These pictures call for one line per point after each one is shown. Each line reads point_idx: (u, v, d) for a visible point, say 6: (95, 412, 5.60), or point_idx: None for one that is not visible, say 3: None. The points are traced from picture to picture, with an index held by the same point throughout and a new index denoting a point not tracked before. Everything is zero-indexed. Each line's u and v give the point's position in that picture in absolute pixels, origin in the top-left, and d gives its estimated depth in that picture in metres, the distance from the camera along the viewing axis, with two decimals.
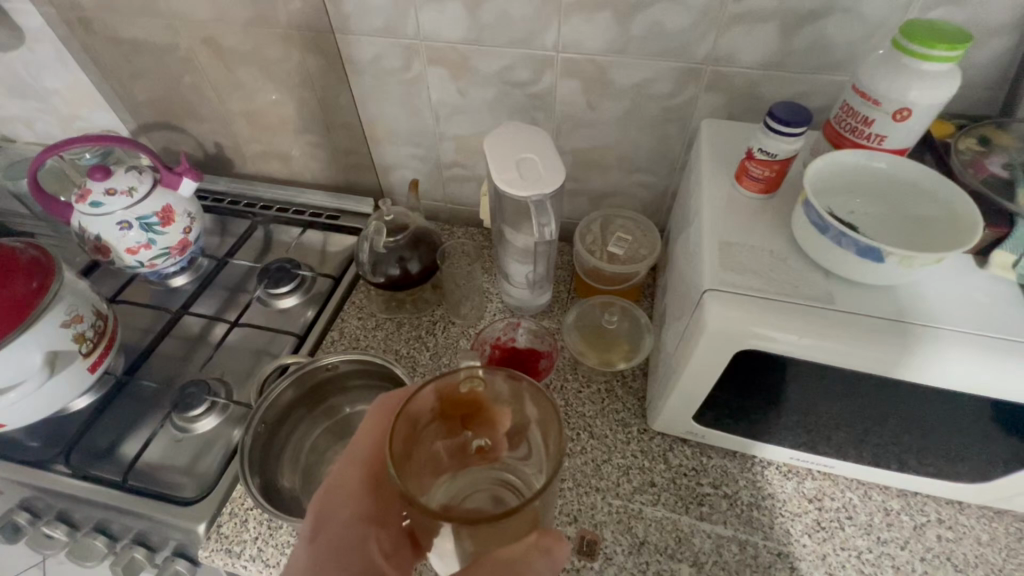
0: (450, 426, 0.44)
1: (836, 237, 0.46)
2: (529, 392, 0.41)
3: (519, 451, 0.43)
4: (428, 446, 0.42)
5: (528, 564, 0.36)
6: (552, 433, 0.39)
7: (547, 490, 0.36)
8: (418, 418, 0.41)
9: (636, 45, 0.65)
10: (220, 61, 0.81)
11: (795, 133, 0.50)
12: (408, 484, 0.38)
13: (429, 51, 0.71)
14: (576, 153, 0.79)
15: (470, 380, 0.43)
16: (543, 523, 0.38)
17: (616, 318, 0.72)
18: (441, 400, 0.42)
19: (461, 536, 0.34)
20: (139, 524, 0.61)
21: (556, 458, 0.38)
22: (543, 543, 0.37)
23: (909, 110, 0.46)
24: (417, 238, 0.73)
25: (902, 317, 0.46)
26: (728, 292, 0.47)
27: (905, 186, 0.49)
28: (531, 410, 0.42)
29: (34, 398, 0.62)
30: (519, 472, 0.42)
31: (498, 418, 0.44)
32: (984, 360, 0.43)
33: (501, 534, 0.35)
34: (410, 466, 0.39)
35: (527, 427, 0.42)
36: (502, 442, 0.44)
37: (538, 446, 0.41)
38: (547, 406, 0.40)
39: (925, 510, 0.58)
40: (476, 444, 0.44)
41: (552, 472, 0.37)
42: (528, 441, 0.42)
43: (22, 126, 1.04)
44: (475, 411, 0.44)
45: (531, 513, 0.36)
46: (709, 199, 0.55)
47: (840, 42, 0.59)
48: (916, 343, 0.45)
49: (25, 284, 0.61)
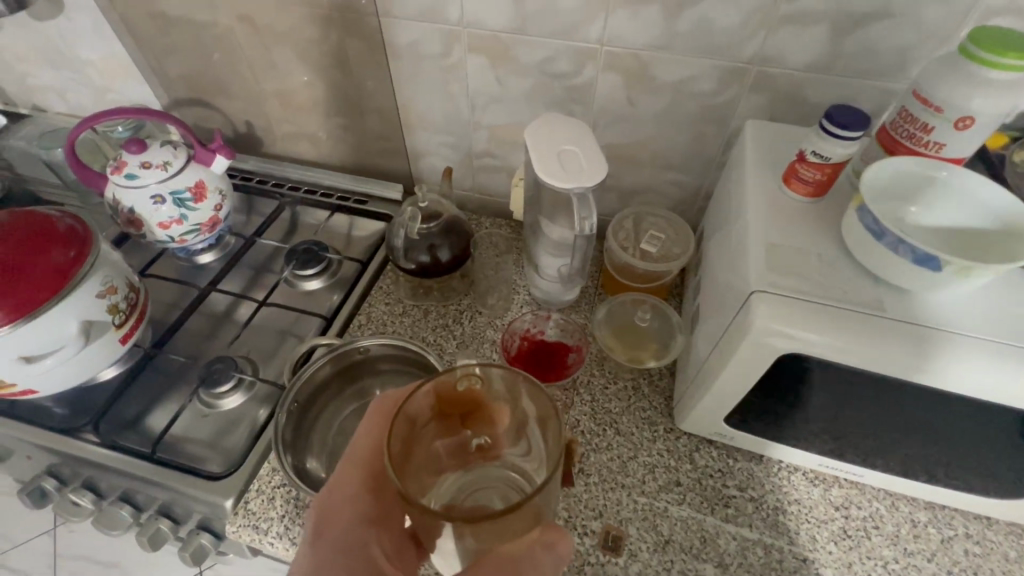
0: (449, 425, 0.43)
1: (892, 244, 0.45)
2: (525, 386, 0.41)
3: (519, 447, 0.44)
4: (427, 447, 0.42)
5: (531, 557, 0.36)
6: (551, 427, 0.40)
7: (550, 484, 0.36)
8: (416, 418, 0.41)
9: (682, 41, 0.64)
10: (257, 39, 0.80)
11: (851, 137, 0.49)
12: (410, 486, 0.37)
13: (471, 38, 0.71)
14: (610, 148, 0.78)
15: (467, 377, 0.42)
16: (547, 517, 0.39)
17: (648, 316, 0.72)
18: (438, 399, 0.42)
19: (463, 534, 0.34)
20: (164, 495, 0.62)
21: (556, 451, 0.38)
22: (546, 539, 0.37)
23: (972, 119, 0.46)
24: (450, 226, 0.73)
25: (943, 325, 0.46)
26: (774, 295, 0.47)
27: (959, 198, 0.48)
28: (527, 405, 0.42)
29: (68, 366, 0.62)
30: (521, 468, 0.43)
31: (497, 415, 0.44)
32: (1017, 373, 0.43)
33: (504, 529, 0.35)
34: (410, 467, 0.39)
35: (526, 422, 0.43)
36: (502, 439, 0.45)
37: (536, 440, 0.41)
38: (542, 399, 0.40)
39: (952, 524, 0.58)
40: (476, 442, 0.45)
41: (552, 466, 0.38)
42: (526, 437, 0.43)
43: (55, 96, 1.04)
44: (474, 409, 0.44)
45: (533, 509, 0.35)
46: (752, 201, 0.55)
47: (892, 48, 0.58)
48: (955, 350, 0.44)
49: (62, 254, 0.60)
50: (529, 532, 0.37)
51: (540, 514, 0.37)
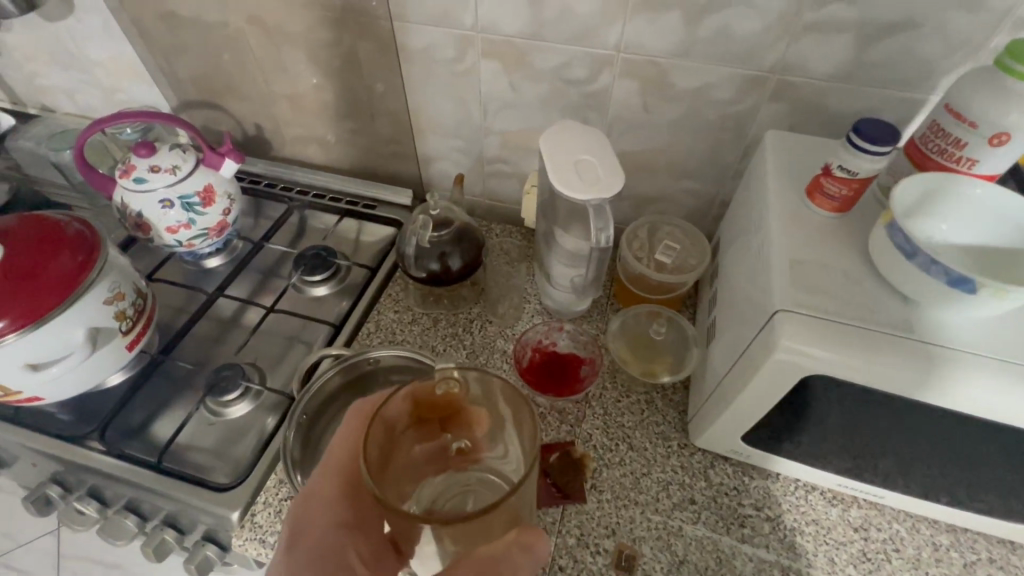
0: (428, 430, 0.43)
1: (924, 264, 0.44)
2: (500, 388, 0.42)
3: (498, 450, 0.43)
4: (408, 452, 0.42)
5: (509, 559, 0.36)
6: (525, 429, 0.40)
7: (525, 485, 0.36)
8: (394, 424, 0.41)
9: (701, 48, 0.62)
10: (268, 42, 0.80)
11: (880, 153, 0.48)
12: (388, 491, 0.37)
13: (485, 43, 0.69)
14: (625, 155, 0.77)
15: (446, 382, 0.43)
16: (524, 519, 0.39)
17: (664, 329, 0.70)
18: (417, 403, 0.42)
19: (442, 536, 0.34)
20: (169, 505, 0.61)
21: (531, 450, 0.38)
22: (524, 539, 0.37)
23: (1008, 135, 0.45)
24: (461, 234, 0.72)
25: (962, 345, 0.44)
26: (800, 315, 0.46)
27: (993, 215, 0.47)
28: (505, 410, 0.42)
29: (75, 373, 0.61)
30: (501, 471, 0.43)
31: (475, 418, 0.44)
32: (1019, 394, 0.42)
33: (480, 531, 0.35)
34: (388, 472, 0.39)
35: (502, 425, 0.43)
36: (482, 442, 0.44)
37: (513, 442, 0.41)
38: (520, 405, 0.40)
39: (975, 548, 0.56)
40: (456, 446, 0.45)
41: (527, 466, 0.38)
42: (502, 439, 0.43)
43: (64, 96, 1.04)
44: (453, 414, 0.44)
45: (509, 510, 0.35)
46: (774, 214, 0.54)
47: (919, 57, 0.57)
48: (967, 371, 0.43)
49: (71, 258, 0.59)
50: (506, 533, 0.37)
51: (516, 515, 0.37)
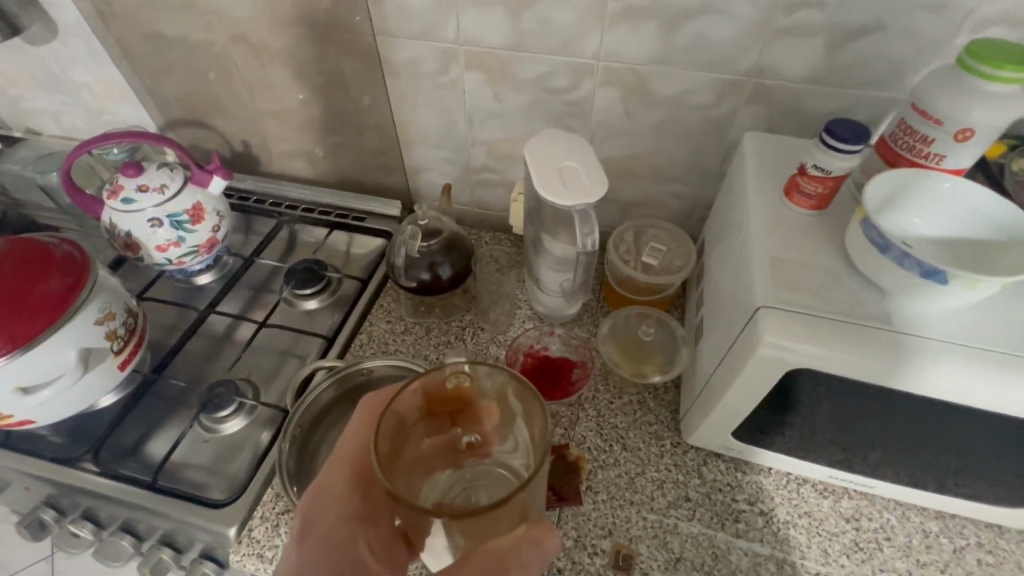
0: (437, 424, 0.44)
1: (898, 257, 0.45)
2: (511, 384, 0.42)
3: (507, 444, 0.44)
4: (417, 446, 0.42)
5: (518, 554, 0.37)
6: (535, 421, 0.40)
7: (536, 480, 0.37)
8: (404, 418, 0.41)
9: (680, 55, 0.64)
10: (253, 59, 0.80)
11: (852, 151, 0.50)
12: (399, 482, 0.38)
13: (468, 56, 0.71)
14: (609, 161, 0.78)
15: (455, 376, 0.42)
16: (533, 516, 0.39)
17: (653, 330, 0.72)
18: (427, 398, 0.43)
19: (452, 531, 0.35)
20: (165, 524, 0.61)
21: (541, 443, 0.39)
22: (532, 535, 0.38)
23: (972, 130, 0.47)
24: (450, 243, 0.72)
25: (936, 335, 0.45)
26: (783, 312, 0.47)
27: (960, 208, 0.49)
28: (514, 402, 0.42)
29: (66, 395, 0.61)
30: (510, 465, 0.43)
31: (485, 413, 0.45)
32: (997, 379, 0.43)
33: (490, 527, 0.35)
34: (399, 466, 0.39)
35: (512, 420, 0.43)
36: (491, 436, 0.45)
37: (523, 435, 0.42)
38: (529, 401, 0.41)
39: (963, 533, 0.57)
40: (466, 440, 0.45)
41: (539, 458, 0.38)
42: (513, 433, 0.44)
43: (49, 119, 1.04)
44: (461, 408, 0.44)
45: (518, 506, 0.36)
46: (756, 214, 0.55)
47: (889, 56, 0.59)
48: (939, 360, 0.44)
49: (59, 281, 0.59)
50: (516, 527, 0.37)
51: (525, 510, 0.37)
